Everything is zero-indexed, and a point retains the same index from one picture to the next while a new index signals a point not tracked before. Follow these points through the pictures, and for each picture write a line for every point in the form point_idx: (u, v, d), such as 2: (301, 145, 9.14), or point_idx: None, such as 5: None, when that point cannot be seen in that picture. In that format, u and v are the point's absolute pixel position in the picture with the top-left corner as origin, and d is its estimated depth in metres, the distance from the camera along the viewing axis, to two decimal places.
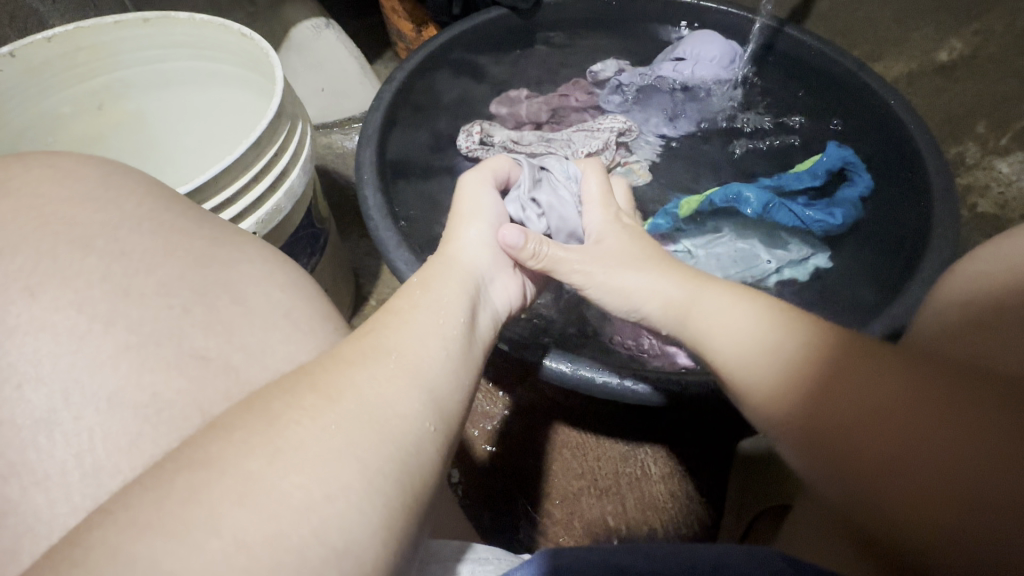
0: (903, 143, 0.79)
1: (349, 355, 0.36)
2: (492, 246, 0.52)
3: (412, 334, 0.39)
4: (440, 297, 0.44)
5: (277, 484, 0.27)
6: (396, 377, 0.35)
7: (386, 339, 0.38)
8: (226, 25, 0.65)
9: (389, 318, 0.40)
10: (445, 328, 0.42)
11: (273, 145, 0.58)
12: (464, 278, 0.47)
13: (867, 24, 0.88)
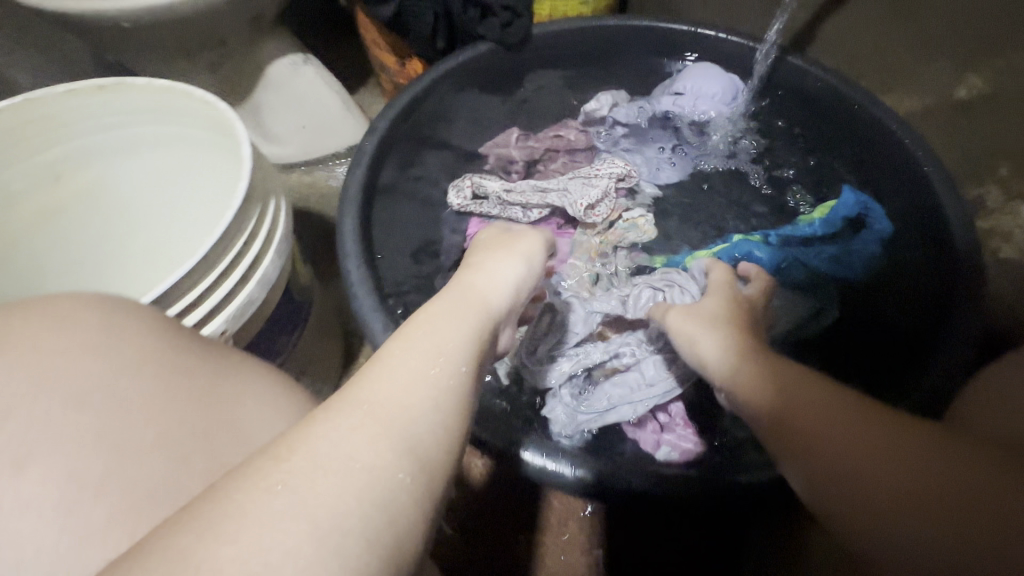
0: (923, 187, 0.73)
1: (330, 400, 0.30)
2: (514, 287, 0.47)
3: (394, 373, 0.32)
4: (442, 330, 0.37)
5: (207, 569, 0.22)
6: (362, 431, 0.28)
7: (358, 390, 0.30)
8: (187, 91, 0.60)
9: (379, 355, 0.34)
10: (439, 372, 0.33)
11: (241, 236, 0.54)
12: (475, 308, 0.41)
13: (877, 53, 0.80)
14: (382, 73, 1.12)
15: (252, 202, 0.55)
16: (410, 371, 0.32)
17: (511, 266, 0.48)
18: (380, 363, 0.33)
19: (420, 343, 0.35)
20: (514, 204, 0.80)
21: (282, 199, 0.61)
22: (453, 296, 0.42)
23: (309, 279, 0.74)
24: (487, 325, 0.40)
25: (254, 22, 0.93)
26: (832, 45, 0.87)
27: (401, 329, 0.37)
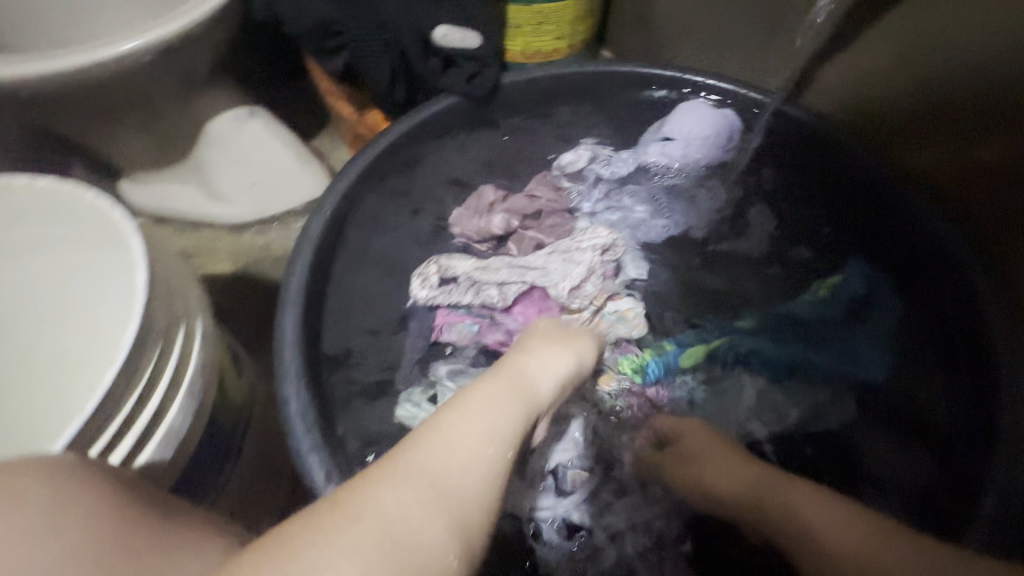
0: (946, 275, 0.65)
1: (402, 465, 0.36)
2: (553, 371, 0.50)
3: (449, 445, 0.38)
4: (491, 407, 0.42)
5: None
6: (423, 500, 0.34)
7: (420, 454, 0.36)
8: (77, 190, 0.51)
9: (452, 415, 0.41)
10: (493, 453, 0.39)
11: (139, 387, 0.45)
12: (523, 396, 0.45)
13: (881, 105, 0.71)
14: (339, 121, 1.01)
15: (149, 339, 0.46)
16: (466, 449, 0.38)
17: (562, 363, 0.52)
18: (440, 430, 0.39)
19: (476, 422, 0.40)
20: (488, 284, 0.71)
21: (198, 319, 0.52)
22: (499, 371, 0.48)
23: (245, 389, 0.64)
24: (531, 413, 0.45)
25: (185, 79, 0.83)
26: (825, 93, 0.78)
27: (452, 400, 0.43)
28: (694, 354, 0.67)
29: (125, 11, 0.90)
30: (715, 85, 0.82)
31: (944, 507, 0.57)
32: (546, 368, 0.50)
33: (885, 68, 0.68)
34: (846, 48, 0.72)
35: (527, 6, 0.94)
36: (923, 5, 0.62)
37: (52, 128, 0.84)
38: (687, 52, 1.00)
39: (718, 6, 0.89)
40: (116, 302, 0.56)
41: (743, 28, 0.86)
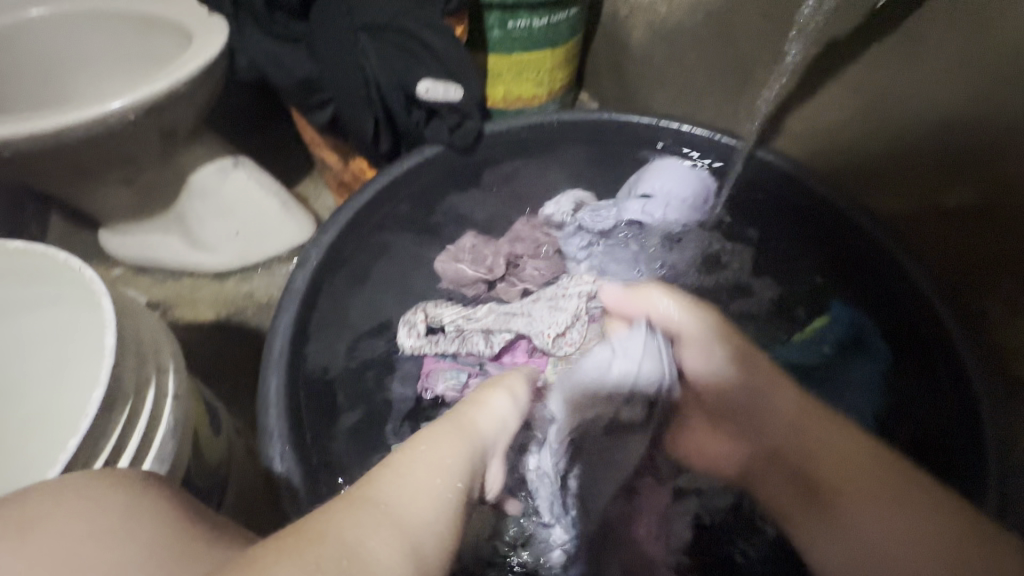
0: (922, 311, 0.66)
1: (356, 499, 0.34)
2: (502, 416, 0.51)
3: (403, 481, 0.37)
4: (443, 452, 0.41)
5: None
6: (378, 529, 0.32)
7: (375, 489, 0.35)
8: (48, 254, 0.50)
9: (398, 460, 0.39)
10: (446, 488, 0.38)
11: (102, 457, 0.43)
12: (471, 441, 0.45)
13: (848, 152, 0.74)
14: (324, 168, 1.03)
15: (118, 405, 0.45)
16: (414, 485, 0.37)
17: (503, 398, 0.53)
18: (391, 472, 0.37)
19: (421, 460, 0.39)
20: (474, 335, 0.71)
21: (170, 378, 0.51)
22: (446, 421, 0.47)
23: (224, 447, 0.63)
24: (476, 456, 0.44)
25: (169, 137, 0.84)
26: (796, 138, 0.80)
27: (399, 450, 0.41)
28: None
29: (111, 68, 0.92)
30: (689, 133, 0.84)
31: None
32: (488, 411, 0.50)
33: (851, 116, 0.71)
34: (810, 99, 0.75)
35: (508, 57, 0.98)
36: (888, 58, 0.64)
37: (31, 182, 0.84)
38: (661, 98, 1.04)
39: (690, 57, 0.93)
40: (89, 358, 0.54)
41: (715, 78, 0.90)
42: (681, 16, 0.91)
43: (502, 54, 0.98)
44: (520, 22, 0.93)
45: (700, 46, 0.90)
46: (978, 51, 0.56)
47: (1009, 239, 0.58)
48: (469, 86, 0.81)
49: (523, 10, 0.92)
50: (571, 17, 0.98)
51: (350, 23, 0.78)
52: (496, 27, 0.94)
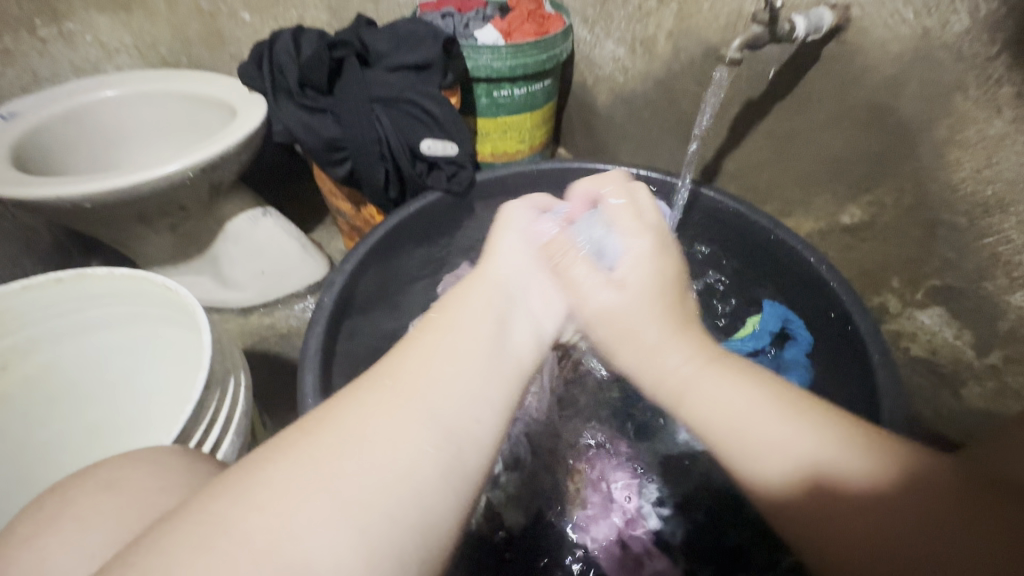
0: (833, 300, 0.80)
1: (364, 387, 0.39)
2: (528, 257, 0.53)
3: (416, 356, 0.41)
4: (466, 316, 0.46)
5: (247, 535, 0.29)
6: (393, 399, 0.37)
7: (391, 367, 0.40)
8: (148, 277, 0.65)
9: (415, 340, 0.43)
10: (462, 348, 0.43)
11: (199, 427, 0.55)
12: (496, 293, 0.49)
13: (773, 187, 0.92)
14: (338, 217, 1.19)
15: (209, 386, 0.57)
16: (433, 356, 0.41)
17: (514, 238, 0.55)
18: (412, 342, 0.43)
19: (445, 325, 0.45)
20: None
21: (241, 370, 0.64)
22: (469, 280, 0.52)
23: (267, 439, 0.75)
24: (500, 305, 0.49)
25: (215, 188, 1.00)
26: (733, 177, 0.98)
27: (423, 322, 0.46)
28: None
29: (166, 137, 1.11)
30: (645, 175, 1.01)
31: None
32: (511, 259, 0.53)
33: (769, 158, 0.89)
34: (737, 146, 0.94)
35: (494, 119, 1.18)
36: (787, 115, 0.83)
37: (95, 232, 1.00)
38: (625, 149, 1.23)
39: (644, 116, 1.13)
40: (182, 360, 0.70)
41: (666, 131, 1.10)
42: (634, 84, 1.12)
43: (489, 117, 1.17)
44: (504, 92, 1.13)
45: (651, 107, 1.10)
46: (845, 107, 0.75)
47: (897, 245, 0.76)
48: (462, 144, 1.00)
49: (506, 83, 1.12)
50: (546, 87, 1.18)
51: (366, 96, 0.96)
52: (484, 96, 1.14)
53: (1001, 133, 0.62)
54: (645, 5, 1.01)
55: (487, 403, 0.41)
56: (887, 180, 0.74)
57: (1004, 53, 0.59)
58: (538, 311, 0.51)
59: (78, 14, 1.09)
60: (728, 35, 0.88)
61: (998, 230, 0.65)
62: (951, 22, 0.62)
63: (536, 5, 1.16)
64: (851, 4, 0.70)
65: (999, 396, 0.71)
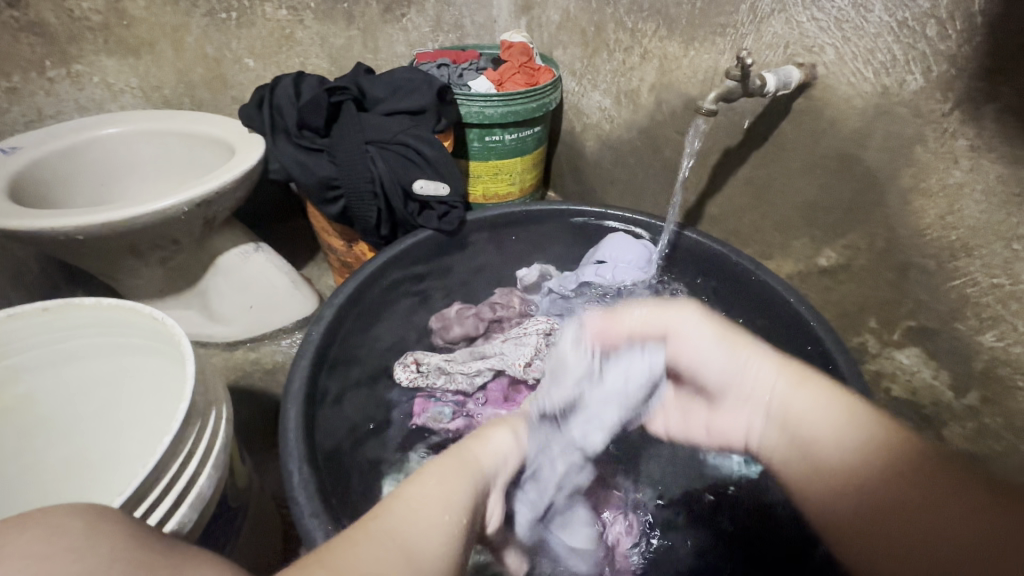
0: (812, 339, 0.82)
1: (358, 534, 0.36)
2: (507, 454, 0.54)
3: (420, 516, 0.40)
4: (451, 491, 0.44)
5: None
6: (394, 562, 0.35)
7: (392, 521, 0.38)
8: (136, 308, 0.65)
9: (411, 498, 0.42)
10: (450, 518, 0.41)
11: (177, 459, 0.54)
12: (475, 476, 0.48)
13: (753, 230, 0.95)
14: (330, 253, 1.20)
15: (190, 418, 0.56)
16: (429, 520, 0.40)
17: (506, 433, 0.56)
18: (401, 502, 0.41)
19: (434, 494, 0.43)
20: (455, 371, 0.86)
21: (223, 404, 0.63)
22: (453, 452, 0.51)
23: (245, 476, 0.73)
24: (479, 493, 0.48)
25: (209, 222, 1.02)
26: (715, 220, 1.02)
27: (410, 479, 0.45)
28: None
29: (166, 174, 1.14)
30: (629, 218, 1.05)
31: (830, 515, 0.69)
32: (492, 448, 0.53)
33: (748, 203, 0.93)
34: (718, 191, 0.98)
35: (485, 162, 1.22)
36: (764, 162, 0.87)
37: (84, 264, 1.00)
38: (613, 193, 1.27)
39: (630, 162, 1.18)
40: (164, 392, 0.70)
41: (650, 177, 1.14)
42: (620, 132, 1.17)
43: (482, 160, 1.22)
44: (495, 137, 1.18)
45: (636, 153, 1.15)
46: (817, 156, 0.79)
47: (871, 287, 0.79)
48: (454, 184, 1.02)
49: (497, 128, 1.17)
50: (537, 133, 1.23)
51: (362, 139, 1.00)
52: (476, 140, 1.19)
53: (961, 182, 0.66)
54: (629, 61, 1.08)
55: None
56: (859, 225, 0.78)
57: (956, 110, 0.64)
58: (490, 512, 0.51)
59: (87, 57, 1.14)
60: (705, 89, 0.94)
61: (965, 274, 0.68)
62: (907, 82, 0.67)
63: (528, 57, 1.22)
64: (816, 63, 0.75)
65: (979, 437, 0.72)
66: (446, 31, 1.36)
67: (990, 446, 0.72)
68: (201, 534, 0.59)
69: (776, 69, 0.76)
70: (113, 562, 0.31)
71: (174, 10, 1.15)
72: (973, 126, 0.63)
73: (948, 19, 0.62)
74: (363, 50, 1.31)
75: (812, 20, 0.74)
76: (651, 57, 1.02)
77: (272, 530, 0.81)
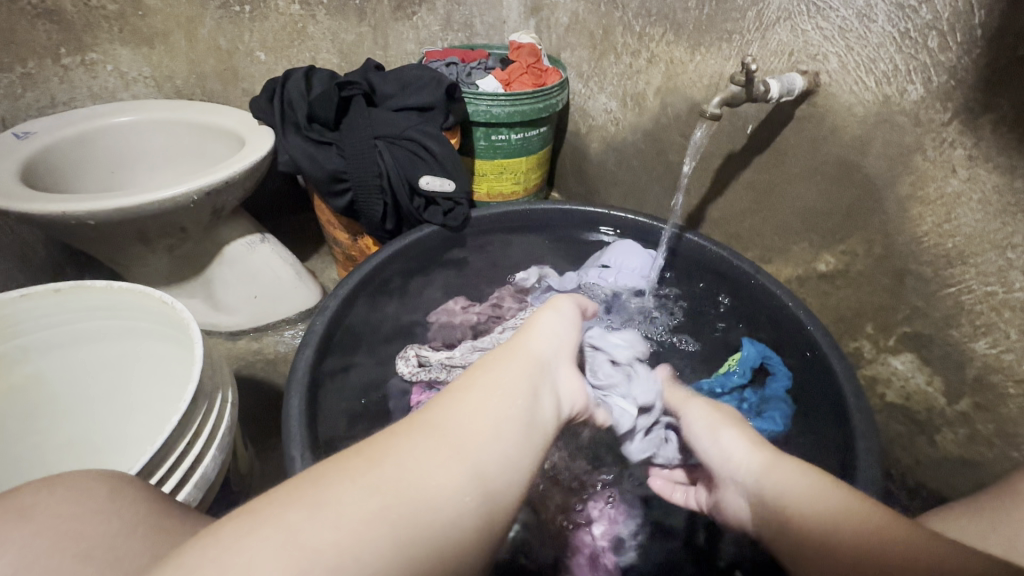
0: (809, 342, 0.83)
1: (409, 427, 0.40)
2: (562, 340, 0.54)
3: (466, 409, 0.41)
4: (505, 377, 0.45)
5: (314, 532, 0.30)
6: (425, 449, 0.37)
7: (434, 415, 0.40)
8: (147, 292, 0.66)
9: (462, 390, 0.43)
10: (504, 403, 0.43)
11: (183, 439, 0.55)
12: (532, 363, 0.48)
13: (753, 234, 0.97)
14: (334, 246, 1.22)
15: (198, 400, 0.58)
16: (483, 406, 0.42)
17: (555, 317, 0.56)
18: (450, 395, 0.43)
19: (480, 390, 0.43)
20: (457, 365, 0.85)
21: (228, 388, 0.64)
22: (503, 348, 0.50)
23: (248, 461, 0.75)
24: (539, 375, 0.48)
25: (217, 211, 1.03)
26: (716, 224, 1.03)
27: (463, 376, 0.46)
28: None
29: (176, 163, 1.16)
30: (632, 220, 1.06)
31: None
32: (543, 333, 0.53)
33: (750, 207, 0.95)
34: (719, 195, 0.99)
35: (491, 161, 1.23)
36: (766, 167, 0.89)
37: (95, 250, 1.02)
38: (616, 195, 1.29)
39: (634, 164, 1.19)
40: (171, 375, 0.71)
41: (653, 179, 1.16)
42: (624, 134, 1.19)
43: (487, 159, 1.23)
44: (501, 136, 1.20)
45: (641, 156, 1.17)
46: (818, 162, 0.81)
47: (868, 294, 0.81)
48: (459, 180, 1.03)
49: (503, 128, 1.18)
50: (542, 133, 1.25)
51: (370, 134, 1.02)
52: (482, 139, 1.20)
53: (958, 191, 0.67)
54: (635, 64, 1.09)
55: (518, 468, 0.41)
56: (856, 233, 0.79)
57: (955, 120, 0.65)
58: (564, 390, 0.51)
59: (102, 46, 1.15)
60: (710, 93, 0.95)
61: (960, 281, 0.69)
62: (908, 91, 0.68)
63: (536, 58, 1.23)
64: (820, 71, 0.77)
65: (971, 443, 0.73)
66: (456, 30, 1.37)
67: (981, 452, 0.73)
68: (205, 513, 0.60)
69: (780, 76, 0.77)
70: (136, 526, 0.35)
71: (189, 2, 1.17)
72: (971, 137, 0.65)
73: (949, 30, 0.63)
74: (373, 47, 1.33)
75: (816, 28, 0.75)
76: (658, 61, 1.03)
77: None
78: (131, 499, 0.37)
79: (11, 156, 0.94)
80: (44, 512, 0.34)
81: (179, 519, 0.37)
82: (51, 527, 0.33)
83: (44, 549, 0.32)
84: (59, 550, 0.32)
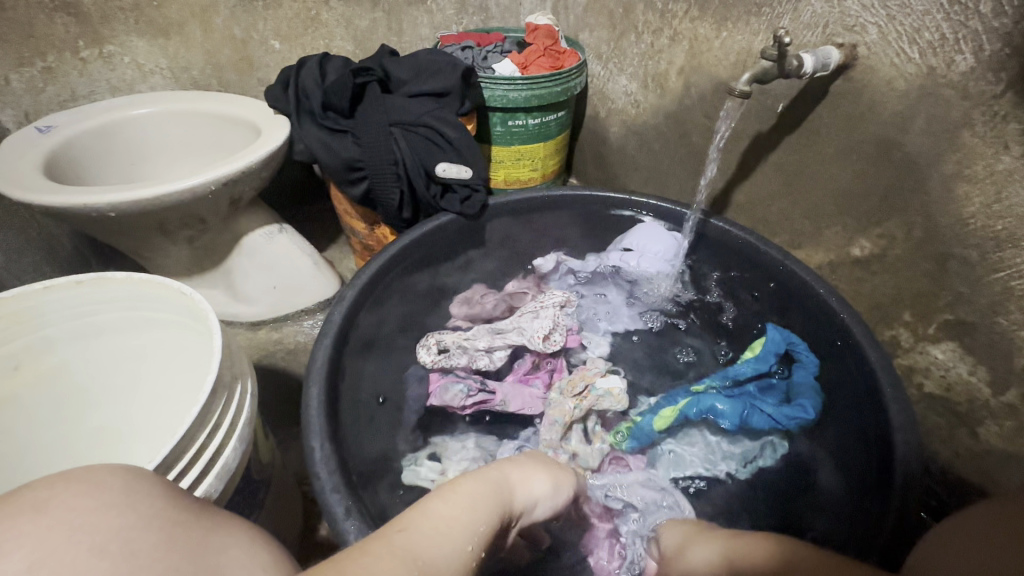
0: (844, 332, 0.78)
1: (380, 548, 0.33)
2: (542, 493, 0.50)
3: (440, 544, 0.36)
4: (479, 517, 0.40)
5: None
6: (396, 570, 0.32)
7: (414, 542, 0.35)
8: (166, 284, 0.66)
9: (435, 518, 0.38)
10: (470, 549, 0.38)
11: (203, 430, 0.55)
12: (505, 510, 0.44)
13: (782, 218, 0.93)
14: (351, 236, 1.21)
15: (217, 392, 0.57)
16: (453, 546, 0.36)
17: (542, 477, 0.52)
18: (425, 516, 0.38)
19: (460, 521, 0.39)
20: (475, 351, 0.86)
21: (248, 378, 0.64)
22: (483, 477, 0.45)
23: (269, 451, 0.75)
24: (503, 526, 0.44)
25: (235, 202, 1.03)
26: (742, 208, 0.99)
27: (439, 498, 0.40)
28: (664, 417, 0.77)
29: (194, 155, 1.16)
30: (653, 205, 1.02)
31: (854, 511, 0.68)
32: (526, 483, 0.49)
33: (779, 190, 0.91)
34: (745, 178, 0.96)
35: (508, 148, 1.21)
36: (797, 147, 0.85)
37: (118, 242, 1.03)
38: (637, 180, 1.25)
39: (656, 148, 1.15)
40: (191, 366, 0.71)
41: (676, 163, 1.12)
42: (645, 117, 1.15)
43: (504, 145, 1.21)
44: (519, 121, 1.17)
45: (662, 139, 1.13)
46: (854, 141, 0.77)
47: (906, 281, 0.76)
48: (476, 166, 1.01)
49: (521, 113, 1.15)
50: (560, 118, 1.22)
51: (386, 121, 1.00)
52: (499, 124, 1.17)
53: (1010, 168, 0.63)
54: (657, 43, 1.05)
55: None
56: (895, 215, 0.75)
57: (1009, 92, 0.61)
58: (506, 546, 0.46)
59: (119, 37, 1.16)
60: (738, 71, 0.91)
61: (1010, 265, 0.65)
62: (956, 62, 0.64)
63: (553, 40, 1.20)
64: (858, 43, 0.72)
65: (1017, 436, 0.69)
66: (471, 13, 1.34)
67: None
68: (227, 502, 0.61)
69: (815, 50, 0.73)
70: (153, 520, 0.35)
71: None
72: None
73: None
74: (387, 32, 1.31)
75: None
76: (681, 39, 0.99)
77: (293, 504, 0.83)
78: (148, 494, 0.37)
79: (34, 150, 0.95)
80: (59, 505, 0.34)
81: (196, 514, 0.37)
82: (66, 519, 0.33)
83: (58, 540, 0.32)
84: (74, 542, 0.32)
